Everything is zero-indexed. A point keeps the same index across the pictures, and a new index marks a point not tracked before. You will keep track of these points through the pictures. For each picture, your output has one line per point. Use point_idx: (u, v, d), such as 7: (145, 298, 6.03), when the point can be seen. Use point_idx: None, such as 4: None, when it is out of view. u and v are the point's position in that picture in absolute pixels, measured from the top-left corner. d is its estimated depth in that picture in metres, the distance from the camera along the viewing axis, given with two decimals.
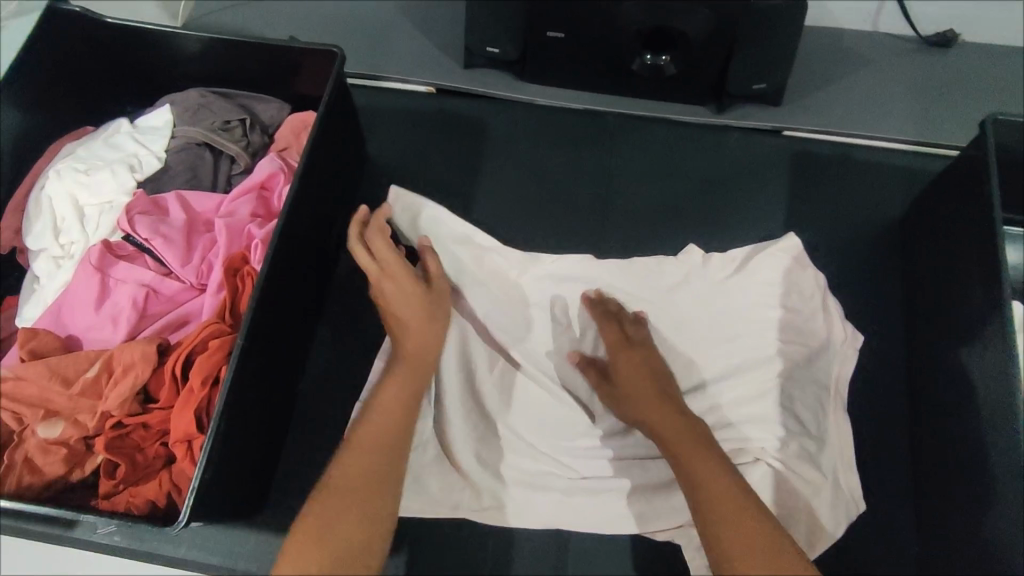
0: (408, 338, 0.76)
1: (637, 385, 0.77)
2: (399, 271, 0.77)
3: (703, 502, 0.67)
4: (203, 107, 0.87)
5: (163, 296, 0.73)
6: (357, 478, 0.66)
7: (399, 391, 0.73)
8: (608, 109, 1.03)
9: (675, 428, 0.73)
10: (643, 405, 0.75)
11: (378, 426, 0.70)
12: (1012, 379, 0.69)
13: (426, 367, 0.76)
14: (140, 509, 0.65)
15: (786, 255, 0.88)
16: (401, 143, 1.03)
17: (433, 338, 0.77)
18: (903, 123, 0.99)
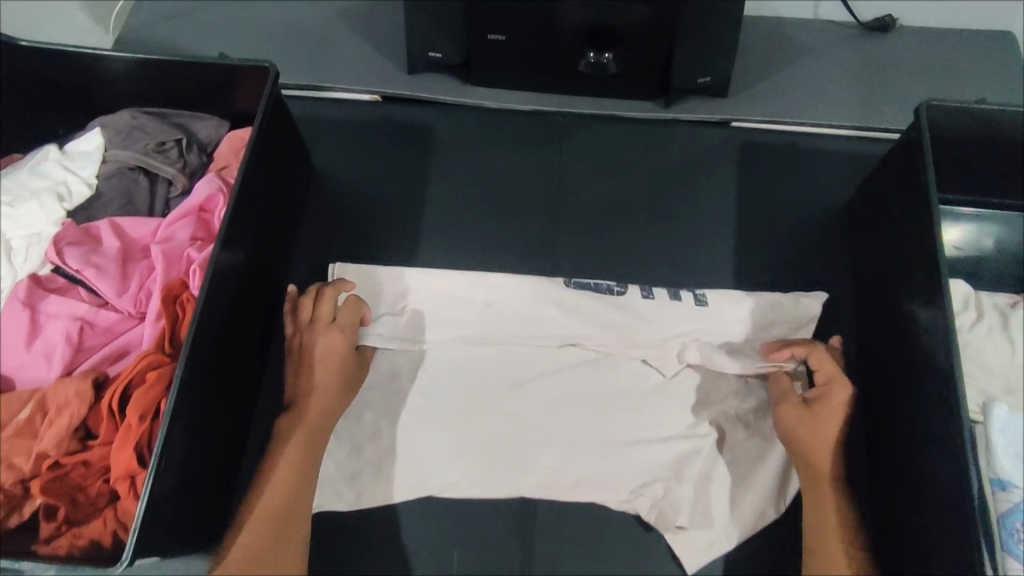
0: (317, 399, 0.77)
1: (832, 428, 0.76)
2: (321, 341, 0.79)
3: (819, 560, 0.72)
4: (136, 128, 0.84)
5: (100, 328, 0.71)
6: (262, 561, 0.71)
7: (297, 465, 0.75)
8: (556, 108, 1.02)
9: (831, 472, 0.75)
10: (821, 451, 0.75)
11: (286, 462, 0.75)
12: (950, 346, 0.68)
13: (324, 429, 0.78)
14: (84, 552, 0.62)
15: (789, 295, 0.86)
16: (346, 154, 1.00)
17: (337, 403, 0.78)
18: (847, 109, 1.00)
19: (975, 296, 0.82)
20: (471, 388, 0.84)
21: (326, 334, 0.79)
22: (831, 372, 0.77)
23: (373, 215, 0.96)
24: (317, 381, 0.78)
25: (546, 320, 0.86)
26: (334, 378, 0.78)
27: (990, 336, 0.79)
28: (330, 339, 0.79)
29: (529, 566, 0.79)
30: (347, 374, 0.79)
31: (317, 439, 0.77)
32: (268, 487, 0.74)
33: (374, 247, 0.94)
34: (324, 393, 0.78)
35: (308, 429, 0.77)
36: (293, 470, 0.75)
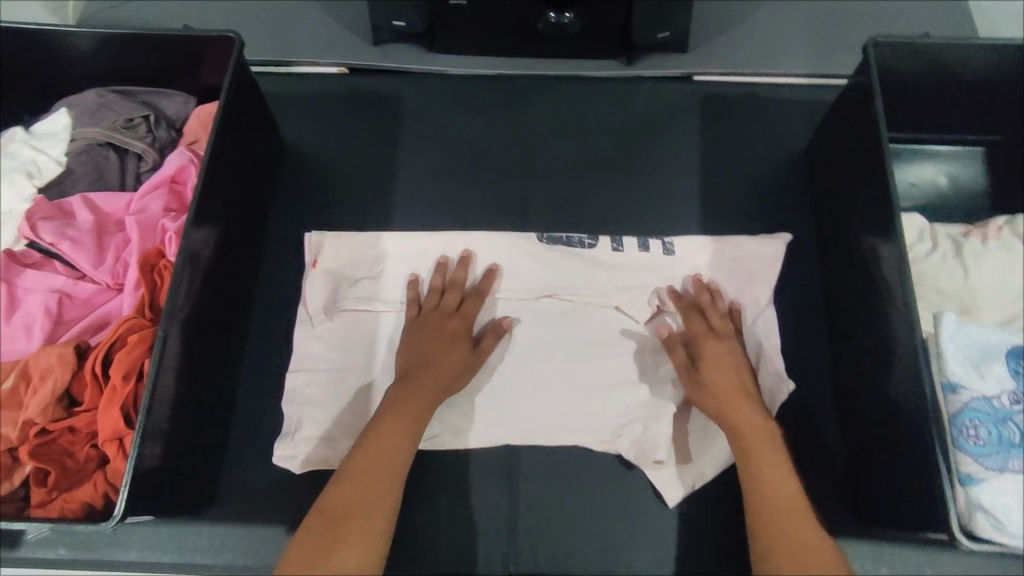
0: (431, 369, 0.77)
1: (725, 382, 0.75)
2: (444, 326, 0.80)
3: (761, 499, 0.68)
4: (102, 106, 0.84)
5: (79, 300, 0.71)
6: (349, 510, 0.65)
7: (403, 427, 0.72)
8: (521, 72, 1.03)
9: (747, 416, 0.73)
10: (727, 406, 0.74)
11: (396, 422, 0.72)
12: (903, 270, 0.72)
13: (432, 402, 0.76)
14: (77, 513, 0.63)
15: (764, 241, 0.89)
16: (314, 127, 1.01)
17: (446, 382, 0.77)
18: (806, 56, 1.02)
19: (930, 227, 0.86)
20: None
21: (464, 320, 0.81)
22: (698, 331, 0.79)
23: (345, 185, 0.97)
24: (432, 358, 0.78)
25: (520, 274, 0.88)
26: (451, 362, 0.78)
27: (945, 263, 0.83)
28: (455, 322, 0.81)
29: (515, 511, 0.82)
30: (463, 359, 0.80)
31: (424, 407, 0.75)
32: (373, 445, 0.70)
33: (348, 217, 0.95)
34: (440, 373, 0.77)
35: (420, 399, 0.75)
36: (403, 433, 0.72)
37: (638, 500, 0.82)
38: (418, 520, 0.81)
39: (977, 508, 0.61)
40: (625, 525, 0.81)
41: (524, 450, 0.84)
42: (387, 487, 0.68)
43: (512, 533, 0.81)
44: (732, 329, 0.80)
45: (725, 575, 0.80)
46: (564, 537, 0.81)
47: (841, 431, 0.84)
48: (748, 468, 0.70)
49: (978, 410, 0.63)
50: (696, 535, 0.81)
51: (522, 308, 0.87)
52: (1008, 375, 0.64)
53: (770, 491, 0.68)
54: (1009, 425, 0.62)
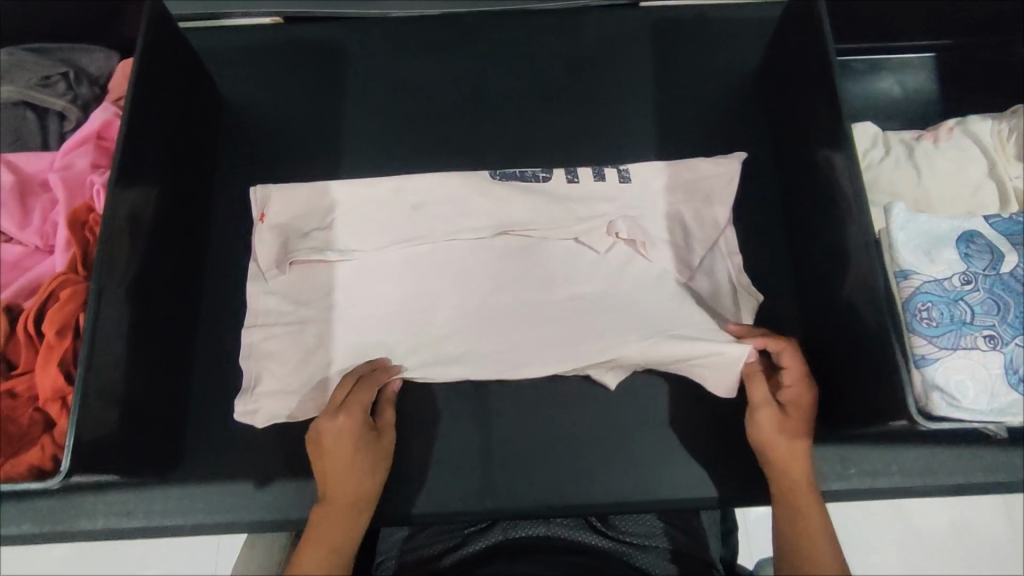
0: (344, 482, 0.69)
1: (797, 448, 0.70)
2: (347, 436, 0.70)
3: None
4: (15, 65, 0.79)
5: (7, 264, 0.68)
6: None
7: (334, 541, 0.67)
8: (464, 9, 0.99)
9: (807, 499, 0.69)
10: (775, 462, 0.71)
11: (333, 544, 0.67)
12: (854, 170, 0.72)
13: (359, 510, 0.69)
14: (23, 477, 0.60)
15: (724, 163, 0.87)
16: (254, 79, 0.97)
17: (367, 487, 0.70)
18: None
19: (884, 134, 0.86)
20: (412, 286, 0.84)
21: (358, 411, 0.71)
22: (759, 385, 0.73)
23: (290, 137, 0.93)
24: (345, 468, 0.69)
25: (477, 212, 0.85)
26: (362, 467, 0.70)
27: (898, 167, 0.83)
28: (344, 419, 0.70)
29: (489, 447, 0.81)
30: (382, 447, 0.73)
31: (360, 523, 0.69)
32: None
33: (296, 169, 0.92)
34: (356, 480, 0.70)
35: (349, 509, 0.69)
36: (343, 550, 0.67)
37: (611, 425, 0.82)
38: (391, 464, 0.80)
39: (932, 387, 0.61)
40: (600, 451, 0.81)
41: (493, 388, 0.83)
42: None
43: (487, 468, 0.80)
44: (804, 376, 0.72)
45: (703, 492, 0.80)
46: (540, 469, 0.80)
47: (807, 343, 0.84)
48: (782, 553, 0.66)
49: (933, 293, 0.63)
50: (671, 454, 0.81)
51: (481, 246, 0.85)
52: (960, 258, 0.64)
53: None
54: (960, 305, 0.63)
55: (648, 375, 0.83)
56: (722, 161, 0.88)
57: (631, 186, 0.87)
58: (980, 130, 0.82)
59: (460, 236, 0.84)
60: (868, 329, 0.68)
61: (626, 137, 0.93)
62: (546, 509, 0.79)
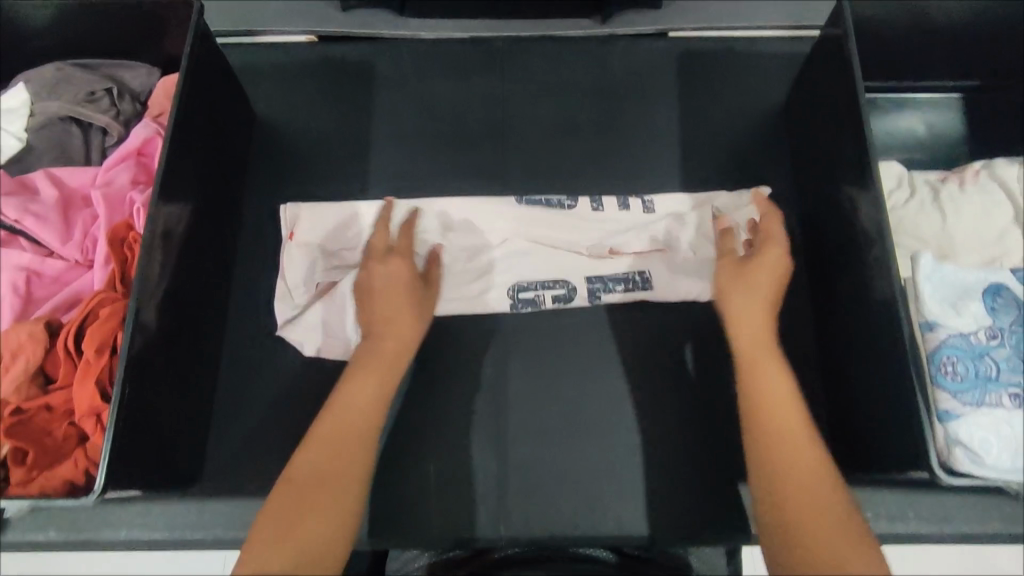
0: (392, 326, 0.74)
1: (756, 306, 0.71)
2: (401, 274, 0.76)
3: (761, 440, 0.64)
4: (62, 81, 0.82)
5: (48, 278, 0.70)
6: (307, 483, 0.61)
7: (370, 383, 0.70)
8: (495, 34, 1.00)
9: (766, 366, 0.68)
10: (742, 290, 0.71)
11: (352, 411, 0.68)
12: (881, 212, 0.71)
13: (401, 355, 0.74)
14: (58, 490, 0.63)
15: (743, 199, 0.89)
16: (285, 96, 0.98)
17: (412, 330, 0.75)
18: (781, 8, 1.00)
19: (908, 175, 0.86)
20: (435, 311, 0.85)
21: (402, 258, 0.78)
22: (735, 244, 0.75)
23: (319, 155, 0.95)
24: (382, 310, 0.75)
25: (502, 237, 0.86)
26: (410, 308, 0.75)
27: (923, 209, 0.83)
28: (394, 264, 0.77)
29: (505, 474, 0.81)
30: (423, 299, 0.78)
31: (387, 380, 0.71)
32: (327, 448, 0.65)
33: (324, 187, 0.93)
34: (403, 325, 0.74)
35: (393, 356, 0.73)
36: (364, 413, 0.68)
37: (628, 456, 0.82)
38: (406, 486, 0.80)
39: (955, 442, 0.62)
40: (618, 485, 0.80)
41: (511, 414, 0.83)
42: (359, 480, 0.64)
43: (503, 493, 0.80)
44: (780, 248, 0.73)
45: (720, 529, 0.79)
46: (555, 498, 0.80)
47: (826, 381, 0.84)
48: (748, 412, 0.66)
49: (957, 348, 0.64)
50: (686, 488, 0.81)
51: (505, 269, 0.85)
52: (986, 313, 0.64)
53: (774, 438, 0.63)
54: (986, 360, 0.63)
55: (666, 405, 0.83)
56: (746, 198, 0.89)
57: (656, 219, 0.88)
58: (1008, 175, 0.82)
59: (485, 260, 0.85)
60: (892, 374, 0.68)
61: (651, 168, 0.94)
62: (560, 538, 0.79)
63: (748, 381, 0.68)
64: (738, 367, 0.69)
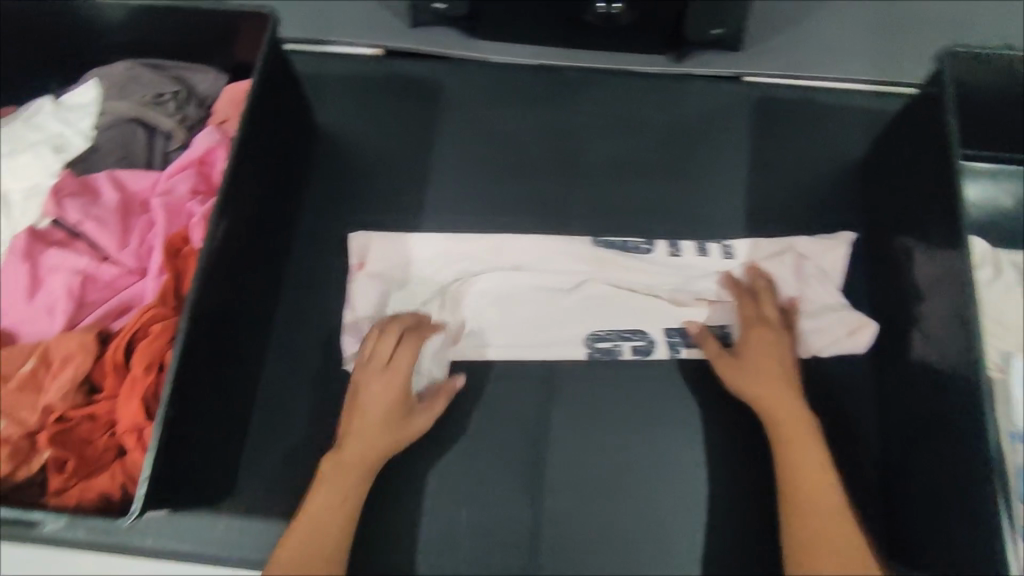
0: (373, 437, 0.72)
1: (775, 368, 0.75)
2: (393, 388, 0.74)
3: (792, 489, 0.70)
4: (131, 80, 0.81)
5: (102, 283, 0.69)
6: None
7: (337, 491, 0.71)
8: (565, 63, 0.98)
9: (799, 428, 0.72)
10: (761, 355, 0.75)
11: (339, 488, 0.71)
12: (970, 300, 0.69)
13: (370, 467, 0.72)
14: (93, 504, 0.62)
15: (819, 245, 0.86)
16: (348, 108, 0.97)
17: (392, 444, 0.73)
18: (867, 62, 0.96)
19: (995, 252, 0.81)
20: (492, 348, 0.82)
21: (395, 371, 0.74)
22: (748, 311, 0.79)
23: (378, 172, 0.93)
24: (360, 425, 0.73)
25: (572, 273, 0.84)
26: (386, 425, 0.73)
27: (1007, 293, 0.79)
28: (391, 378, 0.74)
29: (540, 526, 0.76)
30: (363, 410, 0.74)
31: (368, 467, 0.72)
32: (312, 526, 0.69)
33: (380, 205, 0.91)
34: (378, 441, 0.72)
35: (366, 467, 0.72)
36: (351, 490, 0.71)
37: (669, 522, 0.77)
38: (433, 526, 0.77)
39: None
40: (661, 551, 0.76)
41: (551, 464, 0.79)
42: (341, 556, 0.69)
43: (535, 544, 0.76)
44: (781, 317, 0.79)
45: None
46: (590, 557, 0.76)
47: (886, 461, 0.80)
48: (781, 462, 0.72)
49: None
50: (732, 562, 0.76)
51: (559, 309, 0.83)
52: None
53: (802, 490, 0.70)
54: None
55: (717, 471, 0.78)
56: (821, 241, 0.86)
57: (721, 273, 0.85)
58: None
59: (555, 294, 0.83)
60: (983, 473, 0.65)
61: (717, 216, 0.90)
62: None
63: (781, 440, 0.72)
64: (769, 426, 0.74)
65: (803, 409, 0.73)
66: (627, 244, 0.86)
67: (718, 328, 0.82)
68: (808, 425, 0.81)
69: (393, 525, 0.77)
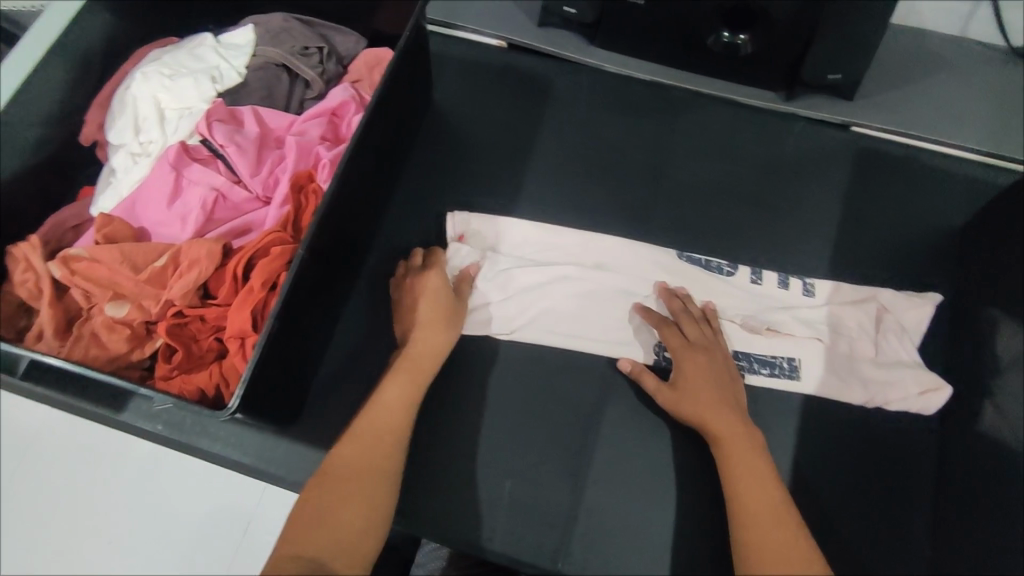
0: (424, 331, 0.78)
1: (719, 392, 0.76)
2: (433, 281, 0.81)
3: (741, 507, 0.70)
4: (284, 31, 0.89)
5: (231, 203, 0.76)
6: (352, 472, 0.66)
7: (401, 390, 0.74)
8: (676, 84, 1.01)
9: (738, 438, 0.73)
10: (706, 380, 0.76)
11: (376, 438, 0.70)
12: None
13: (431, 367, 0.77)
14: (191, 396, 0.67)
15: (900, 300, 0.87)
16: (464, 90, 1.03)
17: (439, 339, 0.78)
18: (980, 131, 0.95)
19: None
20: (565, 337, 0.85)
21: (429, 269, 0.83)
22: (697, 334, 0.80)
23: (481, 154, 0.98)
24: (423, 312, 0.79)
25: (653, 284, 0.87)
26: (437, 313, 0.79)
27: None
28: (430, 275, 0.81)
29: (577, 512, 0.78)
30: (408, 305, 0.82)
31: (434, 357, 0.78)
32: (348, 468, 0.67)
33: (479, 184, 0.96)
34: (433, 331, 0.78)
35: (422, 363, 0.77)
36: (396, 417, 0.72)
37: (707, 538, 0.77)
38: (475, 492, 0.79)
39: None
40: (693, 563, 0.76)
41: (599, 457, 0.81)
42: (380, 505, 0.66)
43: (569, 529, 0.78)
44: (710, 338, 0.80)
45: None
46: (622, 556, 0.77)
47: (937, 529, 0.77)
48: (729, 477, 0.72)
49: None
50: None
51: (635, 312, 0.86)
52: None
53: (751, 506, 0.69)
54: None
55: None
56: (907, 298, 0.87)
57: (801, 310, 0.86)
58: None
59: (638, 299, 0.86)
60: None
61: (801, 254, 0.91)
62: None
63: (722, 455, 0.73)
64: (713, 443, 0.75)
65: (742, 422, 0.74)
66: (710, 263, 0.90)
67: (784, 358, 0.83)
68: (864, 473, 0.80)
69: (437, 482, 0.79)
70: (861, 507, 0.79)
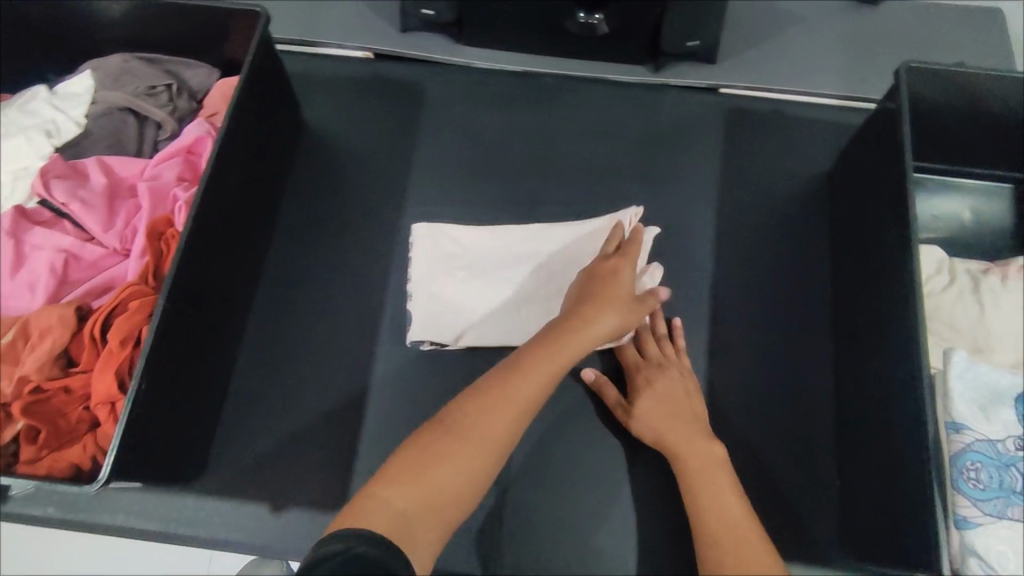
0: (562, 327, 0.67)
1: (677, 407, 0.76)
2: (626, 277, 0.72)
3: (701, 522, 0.68)
4: (125, 72, 0.84)
5: (85, 262, 0.72)
6: (451, 459, 0.59)
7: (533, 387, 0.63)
8: (546, 71, 1.02)
9: (696, 453, 0.73)
10: (666, 396, 0.77)
11: (490, 435, 0.61)
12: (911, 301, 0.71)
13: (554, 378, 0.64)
14: (64, 473, 0.63)
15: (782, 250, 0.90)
16: (335, 105, 1.00)
17: (595, 333, 0.68)
18: (833, 78, 0.99)
19: (950, 261, 0.84)
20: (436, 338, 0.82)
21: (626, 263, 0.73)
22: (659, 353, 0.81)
23: (361, 169, 0.96)
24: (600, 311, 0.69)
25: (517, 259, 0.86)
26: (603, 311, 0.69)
27: (961, 299, 0.81)
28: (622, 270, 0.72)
29: (500, 511, 0.79)
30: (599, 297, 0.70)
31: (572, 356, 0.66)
32: (439, 464, 0.58)
33: (361, 199, 0.94)
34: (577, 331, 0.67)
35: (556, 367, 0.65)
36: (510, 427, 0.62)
37: (628, 511, 0.79)
38: None
39: (970, 552, 0.68)
40: (617, 537, 0.78)
41: (516, 452, 0.81)
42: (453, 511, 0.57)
43: (494, 529, 0.78)
44: (675, 358, 0.81)
45: None
46: (549, 544, 0.77)
47: (840, 460, 0.81)
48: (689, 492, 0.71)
49: (980, 453, 0.70)
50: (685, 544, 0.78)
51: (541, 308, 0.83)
52: (1015, 422, 0.71)
53: (714, 523, 0.67)
54: (1011, 471, 0.69)
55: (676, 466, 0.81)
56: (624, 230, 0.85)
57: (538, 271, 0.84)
58: None
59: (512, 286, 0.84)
60: (918, 471, 0.67)
61: (687, 219, 0.93)
62: None
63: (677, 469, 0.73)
64: (673, 459, 0.74)
65: (704, 434, 0.74)
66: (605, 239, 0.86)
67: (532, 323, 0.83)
68: (769, 419, 0.83)
69: None
70: (769, 452, 0.82)
